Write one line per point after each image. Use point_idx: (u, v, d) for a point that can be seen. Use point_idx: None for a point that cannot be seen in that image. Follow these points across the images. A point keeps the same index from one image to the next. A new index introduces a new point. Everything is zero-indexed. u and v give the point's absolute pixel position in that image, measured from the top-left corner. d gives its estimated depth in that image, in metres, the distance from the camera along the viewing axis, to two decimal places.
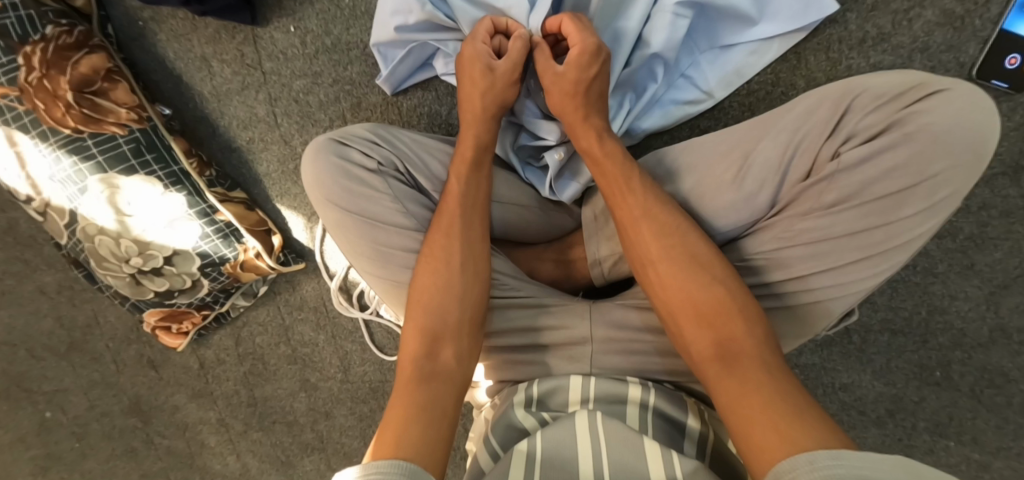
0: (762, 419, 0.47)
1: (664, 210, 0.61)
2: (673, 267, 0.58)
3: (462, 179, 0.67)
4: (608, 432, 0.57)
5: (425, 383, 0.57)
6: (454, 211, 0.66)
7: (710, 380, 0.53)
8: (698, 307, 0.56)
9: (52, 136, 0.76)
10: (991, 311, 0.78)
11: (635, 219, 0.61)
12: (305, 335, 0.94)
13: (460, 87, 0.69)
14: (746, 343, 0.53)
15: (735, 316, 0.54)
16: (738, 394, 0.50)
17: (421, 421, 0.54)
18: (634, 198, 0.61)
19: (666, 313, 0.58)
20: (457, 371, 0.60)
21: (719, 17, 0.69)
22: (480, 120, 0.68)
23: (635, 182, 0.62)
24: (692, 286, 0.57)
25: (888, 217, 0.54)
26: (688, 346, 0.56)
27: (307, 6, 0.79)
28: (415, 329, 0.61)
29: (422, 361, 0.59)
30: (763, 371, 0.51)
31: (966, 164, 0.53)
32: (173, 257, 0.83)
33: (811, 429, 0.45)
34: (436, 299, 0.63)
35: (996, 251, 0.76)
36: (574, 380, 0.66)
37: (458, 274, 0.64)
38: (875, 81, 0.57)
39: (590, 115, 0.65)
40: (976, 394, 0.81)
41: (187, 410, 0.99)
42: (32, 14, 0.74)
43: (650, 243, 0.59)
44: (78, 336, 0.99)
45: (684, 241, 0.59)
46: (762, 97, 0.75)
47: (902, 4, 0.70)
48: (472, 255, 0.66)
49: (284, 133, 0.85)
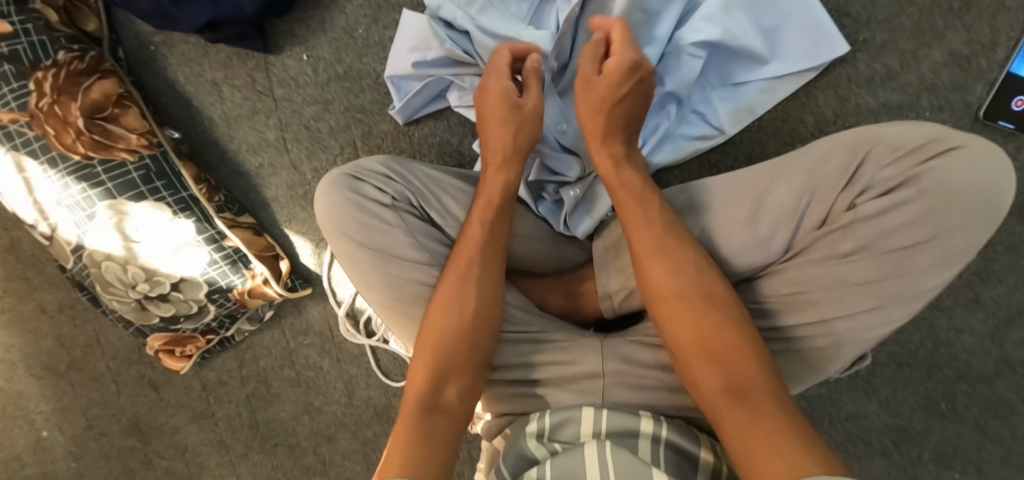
0: (769, 452, 0.47)
1: (677, 242, 0.60)
2: (685, 303, 0.58)
3: (484, 221, 0.66)
4: (618, 459, 0.56)
5: (428, 416, 0.57)
6: (471, 253, 0.65)
7: (718, 416, 0.53)
8: (711, 347, 0.55)
9: (61, 163, 0.76)
10: (995, 345, 0.79)
11: (651, 253, 0.60)
12: (310, 359, 0.94)
13: (481, 118, 0.69)
14: (755, 381, 0.53)
15: (743, 350, 0.54)
16: (744, 428, 0.50)
17: (425, 453, 0.54)
18: (648, 232, 0.61)
19: (675, 347, 0.58)
20: (461, 410, 0.60)
21: (731, 56, 0.70)
22: (501, 151, 0.67)
23: (654, 217, 0.62)
24: (707, 324, 0.56)
25: (904, 267, 0.54)
26: (698, 384, 0.56)
27: (320, 35, 0.80)
28: (422, 365, 0.61)
29: (426, 395, 0.59)
30: (773, 405, 0.51)
31: (984, 219, 0.53)
32: (180, 283, 0.82)
33: (802, 457, 0.45)
34: (446, 338, 0.62)
35: (1000, 285, 0.77)
36: (586, 411, 0.64)
37: (469, 310, 0.63)
38: (891, 132, 0.58)
39: (599, 137, 0.65)
40: (981, 426, 0.82)
41: (186, 431, 0.98)
42: (44, 39, 0.75)
43: (664, 278, 0.59)
44: (78, 355, 0.98)
45: (698, 277, 0.59)
46: (772, 133, 0.75)
47: (910, 45, 0.71)
48: (486, 290, 0.65)
49: (293, 158, 0.84)
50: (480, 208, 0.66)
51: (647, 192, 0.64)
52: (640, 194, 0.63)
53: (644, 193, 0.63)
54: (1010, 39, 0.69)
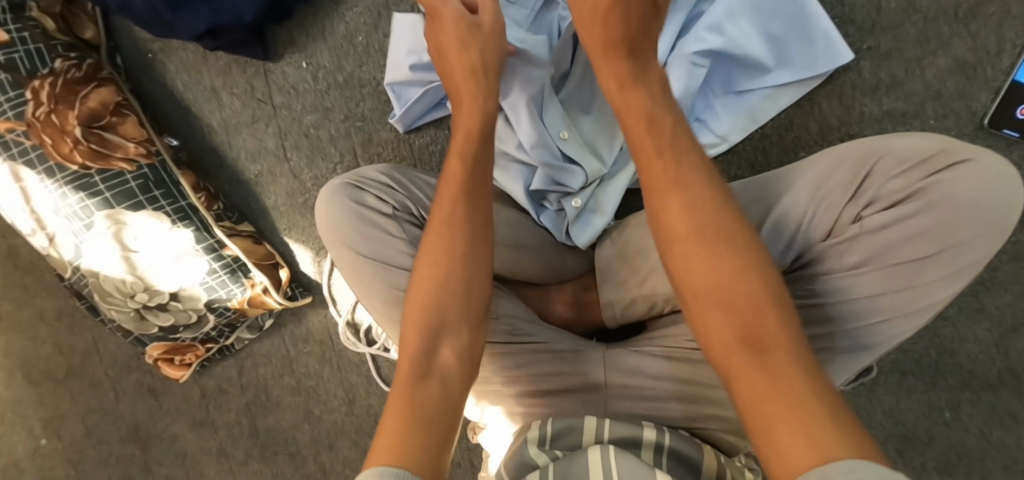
0: (788, 423, 0.41)
1: (697, 174, 0.53)
2: (703, 243, 0.50)
3: (467, 159, 0.61)
4: (622, 465, 0.54)
5: (420, 386, 0.52)
6: (455, 193, 0.60)
7: (734, 377, 0.46)
8: (731, 297, 0.48)
9: (59, 172, 0.76)
10: (1000, 354, 0.79)
11: (665, 187, 0.53)
12: (310, 367, 0.93)
13: (437, 45, 0.66)
14: (779, 336, 0.46)
15: (765, 299, 0.48)
16: (762, 392, 0.43)
17: (416, 428, 0.48)
18: (661, 164, 0.54)
19: (688, 295, 0.51)
20: (451, 375, 0.55)
21: (735, 64, 0.70)
22: (467, 77, 0.64)
23: (667, 147, 0.54)
24: (727, 268, 0.49)
25: (912, 280, 0.54)
26: (708, 336, 0.49)
27: (320, 42, 0.79)
28: (411, 326, 0.56)
29: (419, 359, 0.54)
30: (797, 367, 0.44)
31: (992, 232, 0.53)
32: (179, 293, 0.81)
33: (840, 436, 0.39)
34: (435, 294, 0.56)
35: (1005, 294, 0.77)
36: (588, 420, 0.62)
37: (454, 260, 0.57)
38: (898, 144, 0.57)
39: (604, 55, 0.59)
40: (985, 434, 0.81)
41: (186, 439, 0.97)
42: (41, 48, 0.75)
43: (680, 217, 0.52)
44: (77, 363, 0.98)
45: (717, 217, 0.51)
46: (776, 141, 0.75)
47: (915, 53, 0.70)
48: (473, 238, 0.59)
49: (293, 166, 0.84)
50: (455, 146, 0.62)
51: (662, 116, 0.56)
52: (651, 127, 0.55)
53: (655, 126, 0.55)
54: (1015, 47, 0.69)
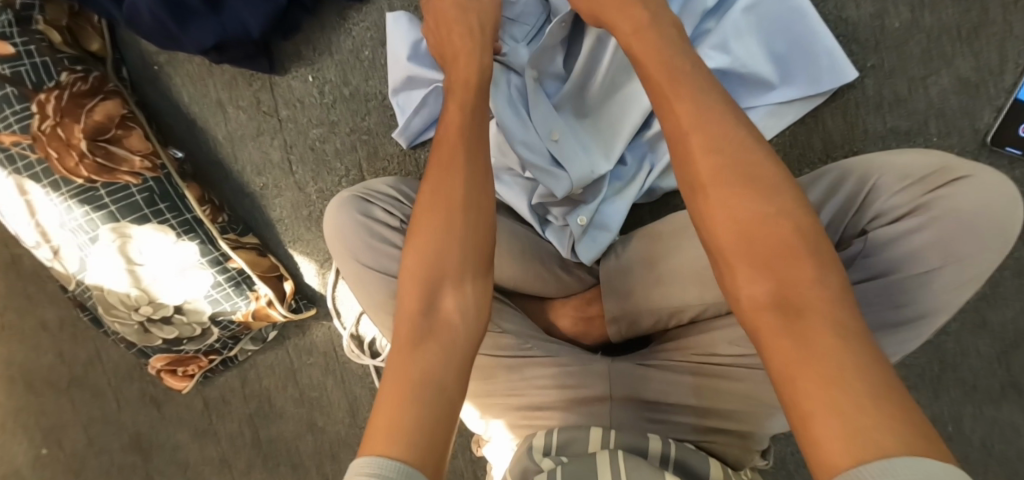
0: (824, 391, 0.39)
1: (723, 120, 0.50)
2: (735, 193, 0.47)
3: (466, 109, 0.60)
4: (629, 465, 0.54)
5: (422, 344, 0.50)
6: (457, 142, 0.58)
7: (765, 334, 0.44)
8: (763, 250, 0.46)
9: (64, 186, 0.76)
10: (1002, 369, 0.79)
11: (689, 133, 0.50)
12: (314, 379, 0.93)
13: (436, 25, 0.68)
14: (814, 291, 0.43)
15: (802, 260, 0.45)
16: (799, 356, 0.41)
17: (419, 395, 0.46)
18: (684, 109, 0.50)
19: (716, 245, 0.48)
20: (457, 326, 0.52)
21: (740, 82, 0.70)
22: (465, 40, 0.64)
23: (686, 90, 0.51)
24: (758, 214, 0.46)
25: (914, 296, 0.54)
26: (741, 287, 0.46)
27: (326, 56, 0.80)
28: (413, 277, 0.53)
29: (420, 315, 0.52)
30: (835, 325, 0.41)
31: (994, 247, 0.53)
32: (184, 306, 0.82)
33: (880, 413, 0.37)
34: (436, 243, 0.54)
35: (1007, 310, 0.78)
36: (594, 430, 0.63)
37: (457, 207, 0.55)
38: (900, 160, 0.57)
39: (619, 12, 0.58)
40: (987, 448, 0.81)
41: (188, 449, 0.97)
42: (47, 61, 0.75)
43: (709, 167, 0.48)
44: (79, 372, 0.98)
45: (744, 162, 0.48)
46: (781, 158, 0.75)
47: (919, 71, 0.71)
48: (475, 186, 0.56)
49: (298, 179, 0.84)
50: (453, 117, 0.60)
51: (683, 62, 0.53)
52: (676, 85, 0.52)
53: (680, 84, 0.52)
54: (1018, 67, 0.69)
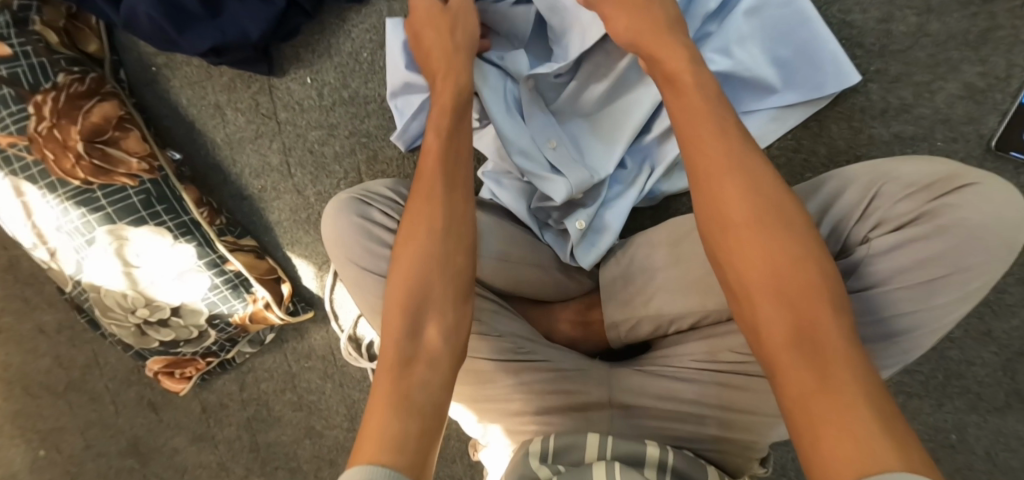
0: (834, 424, 0.38)
1: (743, 154, 0.50)
2: (753, 228, 0.47)
3: (443, 128, 0.60)
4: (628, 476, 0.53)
5: (407, 360, 0.49)
6: (435, 160, 0.59)
7: (779, 365, 0.43)
8: (779, 282, 0.45)
9: (61, 187, 0.75)
10: (1007, 377, 0.78)
11: (716, 164, 0.49)
12: (312, 383, 0.93)
13: (419, 36, 0.68)
14: (830, 329, 0.42)
15: (822, 298, 0.44)
16: (808, 389, 0.40)
17: (399, 407, 0.46)
18: (712, 142, 0.50)
19: (735, 278, 0.47)
20: (442, 344, 0.51)
21: (741, 85, 0.69)
22: (448, 55, 0.65)
23: (716, 124, 0.51)
24: (774, 248, 0.46)
25: (919, 304, 0.53)
26: (759, 323, 0.45)
27: (325, 59, 0.79)
28: (399, 294, 0.53)
29: (403, 331, 0.51)
30: (847, 363, 0.41)
31: (1000, 255, 0.52)
32: (180, 309, 0.81)
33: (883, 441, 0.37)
34: (421, 262, 0.54)
35: (1013, 318, 0.77)
36: (591, 436, 0.61)
37: (437, 226, 0.55)
38: (906, 168, 0.56)
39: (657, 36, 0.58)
40: (992, 457, 0.80)
41: (186, 453, 0.96)
42: (43, 62, 0.74)
43: (736, 199, 0.48)
44: (77, 376, 0.97)
45: (766, 197, 0.48)
46: (783, 163, 0.74)
47: (924, 77, 0.70)
48: (454, 206, 0.57)
49: (297, 183, 0.83)
50: (439, 127, 0.60)
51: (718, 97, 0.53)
52: (695, 114, 0.52)
53: (700, 112, 0.52)
54: None
